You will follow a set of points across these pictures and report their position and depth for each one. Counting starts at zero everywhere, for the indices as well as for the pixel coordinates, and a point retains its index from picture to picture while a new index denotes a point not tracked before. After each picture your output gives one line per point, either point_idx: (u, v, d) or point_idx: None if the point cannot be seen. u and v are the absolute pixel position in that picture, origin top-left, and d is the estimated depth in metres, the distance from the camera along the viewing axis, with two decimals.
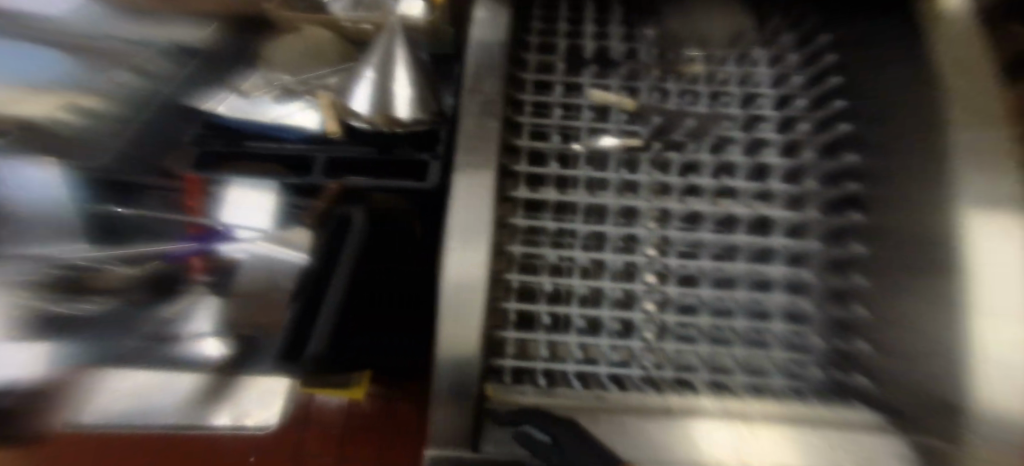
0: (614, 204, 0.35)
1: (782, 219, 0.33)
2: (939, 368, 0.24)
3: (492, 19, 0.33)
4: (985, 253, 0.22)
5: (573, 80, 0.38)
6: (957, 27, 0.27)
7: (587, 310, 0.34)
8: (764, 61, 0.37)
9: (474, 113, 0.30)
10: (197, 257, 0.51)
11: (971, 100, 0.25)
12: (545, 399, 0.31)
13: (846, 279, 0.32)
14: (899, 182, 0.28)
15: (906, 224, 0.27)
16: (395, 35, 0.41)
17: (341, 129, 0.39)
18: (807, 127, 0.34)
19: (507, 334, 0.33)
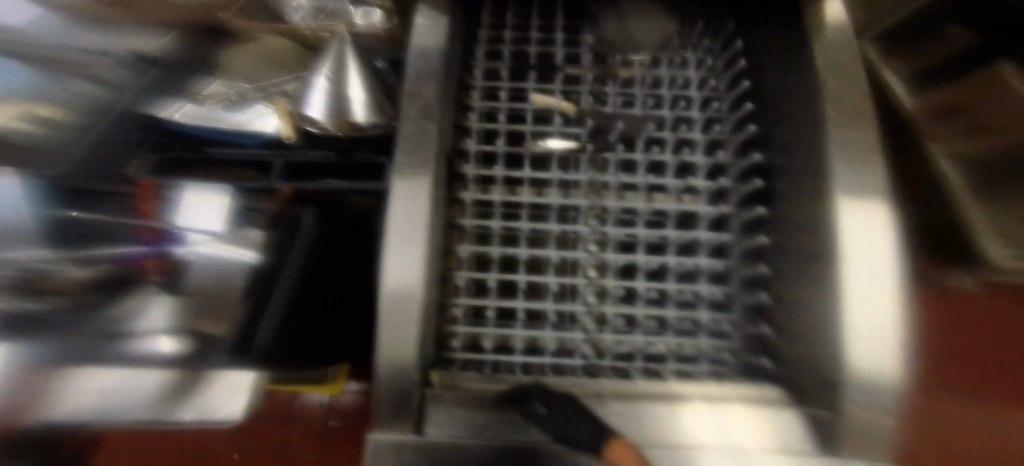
0: (556, 204, 0.37)
1: (706, 214, 0.36)
2: (822, 333, 0.29)
3: (431, 28, 0.35)
4: (851, 240, 0.27)
5: (519, 85, 0.40)
6: (837, 41, 0.32)
7: (532, 304, 0.36)
8: (693, 67, 0.40)
9: (412, 118, 0.32)
10: (150, 259, 0.48)
11: (844, 105, 0.30)
12: (488, 386, 0.33)
13: (757, 267, 0.35)
14: (797, 177, 0.32)
15: (797, 215, 0.32)
16: (344, 43, 0.43)
17: (297, 134, 0.40)
18: (726, 128, 0.38)
19: (457, 327, 0.35)
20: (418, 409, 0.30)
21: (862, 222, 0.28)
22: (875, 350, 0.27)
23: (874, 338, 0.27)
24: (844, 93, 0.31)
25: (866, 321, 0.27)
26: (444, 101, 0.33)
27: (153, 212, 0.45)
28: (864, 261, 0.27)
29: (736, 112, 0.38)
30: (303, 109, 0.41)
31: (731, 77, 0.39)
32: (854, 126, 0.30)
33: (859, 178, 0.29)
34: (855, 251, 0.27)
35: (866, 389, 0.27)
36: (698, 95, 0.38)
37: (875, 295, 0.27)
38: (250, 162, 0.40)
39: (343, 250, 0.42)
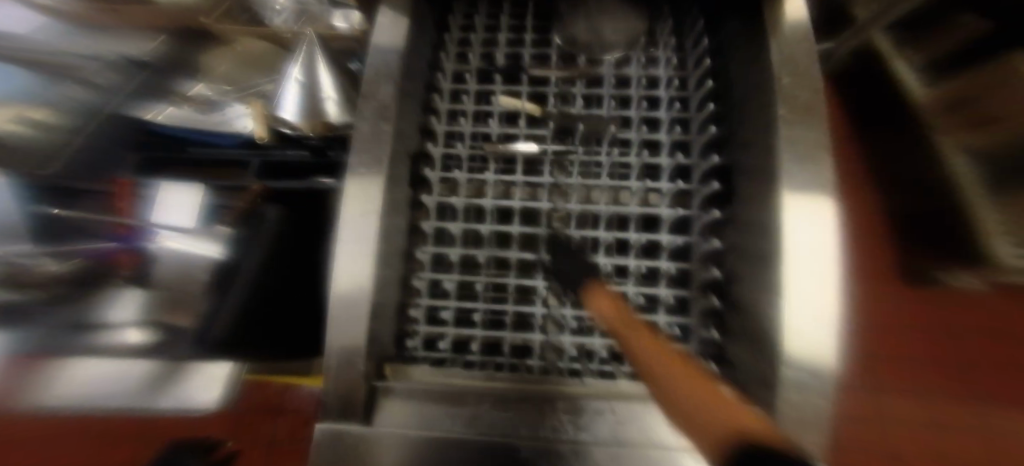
0: (518, 206, 0.37)
1: (667, 216, 0.36)
2: (761, 321, 0.30)
3: (391, 29, 0.35)
4: (795, 234, 0.29)
5: (484, 89, 0.39)
6: (794, 39, 0.33)
7: (491, 305, 0.36)
8: (663, 65, 0.39)
9: (367, 121, 0.33)
10: (125, 253, 0.49)
11: (796, 102, 0.32)
12: (443, 381, 0.34)
13: (715, 271, 0.35)
14: (754, 176, 0.33)
15: (750, 212, 0.33)
16: (313, 45, 0.43)
17: (270, 134, 0.41)
18: (697, 127, 0.37)
19: (418, 327, 0.36)
20: (368, 398, 0.32)
21: (806, 216, 0.29)
22: (813, 338, 0.28)
23: (812, 327, 0.28)
24: (796, 89, 0.32)
25: (806, 310, 0.28)
26: (401, 103, 0.34)
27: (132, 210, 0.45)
28: (805, 253, 0.29)
29: (701, 113, 0.37)
30: (275, 111, 0.41)
31: (701, 73, 0.39)
32: (806, 123, 0.31)
33: (802, 181, 0.30)
34: (798, 245, 0.29)
35: (801, 376, 0.28)
36: (665, 95, 0.38)
37: (815, 286, 0.28)
38: (227, 160, 0.41)
39: (295, 252, 0.40)
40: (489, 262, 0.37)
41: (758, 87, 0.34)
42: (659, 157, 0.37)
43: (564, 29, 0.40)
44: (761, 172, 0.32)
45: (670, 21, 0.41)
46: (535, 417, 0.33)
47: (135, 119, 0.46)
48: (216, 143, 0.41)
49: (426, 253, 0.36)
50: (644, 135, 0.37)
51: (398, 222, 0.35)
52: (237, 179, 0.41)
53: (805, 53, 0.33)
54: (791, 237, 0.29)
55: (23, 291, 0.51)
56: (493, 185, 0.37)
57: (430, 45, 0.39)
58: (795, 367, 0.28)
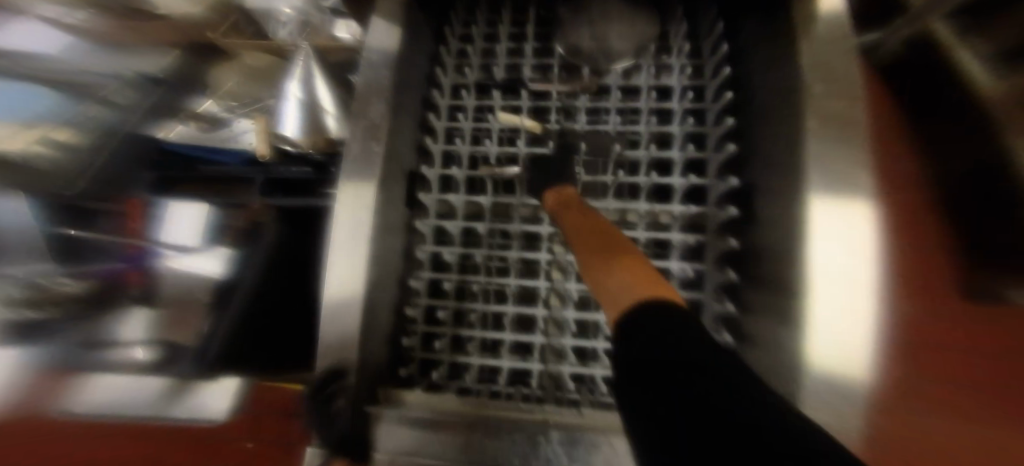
0: (518, 229, 0.35)
1: (677, 243, 0.33)
2: (779, 354, 0.27)
3: (381, 41, 0.33)
4: (821, 247, 0.26)
5: (483, 103, 0.38)
6: (827, 39, 0.29)
7: (487, 334, 0.35)
8: (676, 73, 0.36)
9: (358, 141, 0.31)
10: (133, 270, 0.49)
11: (829, 113, 0.28)
12: (439, 408, 0.34)
13: (729, 305, 0.32)
14: (773, 201, 0.30)
15: (767, 240, 0.30)
16: (308, 54, 0.41)
17: (273, 152, 0.40)
18: (715, 143, 0.34)
19: (414, 353, 0.36)
20: (360, 422, 0.33)
21: (836, 223, 0.26)
22: (838, 364, 0.26)
23: (837, 351, 0.26)
24: (827, 99, 0.28)
25: (829, 331, 0.26)
26: (395, 122, 0.32)
27: (139, 228, 0.48)
28: (834, 267, 0.26)
29: (718, 128, 0.34)
30: (277, 127, 0.40)
31: (719, 83, 0.35)
32: (841, 136, 0.28)
33: (829, 197, 0.27)
34: (824, 258, 0.26)
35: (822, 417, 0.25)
36: (677, 108, 0.35)
37: (842, 304, 0.26)
38: (232, 179, 0.41)
39: (292, 267, 0.41)
40: (482, 287, 0.35)
41: (779, 102, 0.30)
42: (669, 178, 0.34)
43: (566, 38, 0.38)
44: (780, 200, 0.29)
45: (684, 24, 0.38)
46: (527, 447, 0.32)
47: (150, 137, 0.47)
48: (222, 162, 0.41)
49: (421, 279, 0.36)
50: (654, 153, 0.34)
51: (392, 247, 0.34)
52: (241, 198, 0.41)
53: (840, 56, 0.29)
54: (816, 249, 0.26)
55: (33, 308, 0.49)
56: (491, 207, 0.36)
57: (427, 58, 0.38)
58: (816, 400, 0.25)
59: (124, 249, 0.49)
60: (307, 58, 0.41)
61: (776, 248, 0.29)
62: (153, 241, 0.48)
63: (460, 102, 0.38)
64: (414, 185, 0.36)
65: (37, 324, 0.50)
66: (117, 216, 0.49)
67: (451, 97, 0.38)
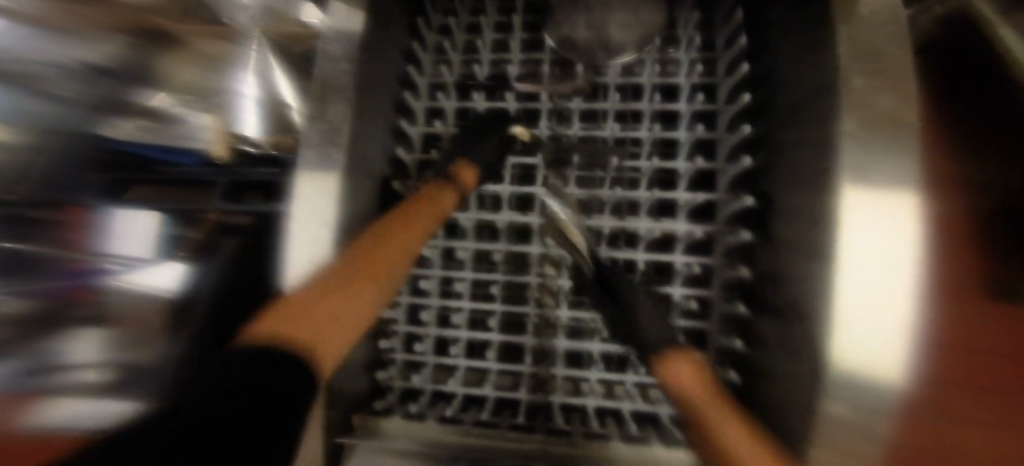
0: (504, 250, 0.32)
1: (681, 268, 0.31)
2: (795, 400, 0.24)
3: (340, 29, 0.29)
4: (858, 256, 0.21)
5: (466, 105, 0.34)
6: (872, 20, 0.23)
7: (471, 361, 0.33)
8: (685, 70, 0.31)
9: (315, 146, 0.27)
10: (78, 289, 0.37)
11: (874, 112, 0.22)
12: (417, 439, 0.31)
13: (738, 341, 0.30)
14: (784, 225, 0.27)
15: (778, 272, 0.27)
16: (257, 38, 0.37)
17: (231, 153, 0.37)
18: (726, 153, 0.31)
19: (392, 382, 0.34)
20: (331, 455, 0.31)
21: (879, 225, 0.21)
22: (873, 397, 0.21)
23: (875, 379, 0.21)
24: (875, 93, 0.22)
25: (866, 357, 0.21)
26: (359, 127, 0.29)
27: (80, 240, 0.37)
28: (874, 278, 0.21)
29: (734, 134, 0.30)
30: (235, 126, 0.37)
31: (737, 82, 0.31)
32: (886, 143, 0.22)
33: (869, 191, 0.22)
34: (858, 267, 0.21)
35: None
36: (686, 110, 0.31)
37: (883, 324, 0.21)
38: (193, 181, 0.38)
39: (254, 278, 0.35)
40: (466, 313, 0.33)
41: (798, 106, 0.26)
42: (673, 193, 0.31)
43: (559, 29, 0.34)
44: (798, 225, 0.25)
45: (696, 12, 0.33)
46: None
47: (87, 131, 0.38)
48: (182, 163, 0.37)
49: (400, 305, 0.34)
50: (656, 165, 0.31)
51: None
52: (201, 202, 0.37)
53: (890, 41, 0.23)
54: (854, 259, 0.21)
55: None
56: (474, 226, 0.33)
57: (402, 52, 0.33)
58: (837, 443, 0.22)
59: (58, 264, 0.37)
60: (262, 49, 0.37)
61: (789, 279, 0.25)
62: (98, 256, 0.37)
63: (439, 105, 0.34)
64: (389, 200, 0.33)
65: (25, 336, 0.37)
66: (34, 223, 0.38)
67: (428, 100, 0.35)
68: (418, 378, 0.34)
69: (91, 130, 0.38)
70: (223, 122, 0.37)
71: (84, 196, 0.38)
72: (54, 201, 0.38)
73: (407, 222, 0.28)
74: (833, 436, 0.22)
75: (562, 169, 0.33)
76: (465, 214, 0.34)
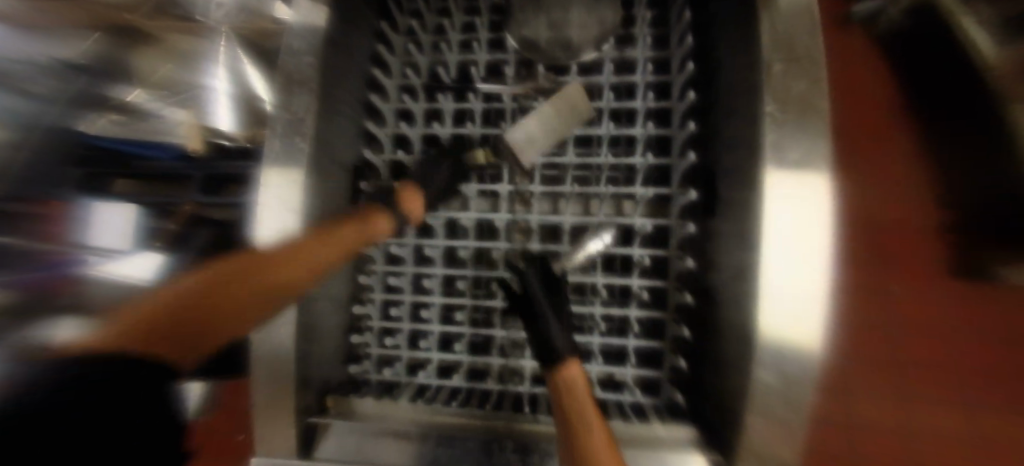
0: (473, 246, 0.34)
1: (637, 260, 0.33)
2: (740, 377, 0.26)
3: (304, 25, 0.30)
4: (781, 241, 0.24)
5: (433, 106, 0.36)
6: (791, 13, 0.26)
7: (444, 354, 0.34)
8: (640, 70, 0.33)
9: (279, 137, 0.29)
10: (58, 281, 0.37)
11: (790, 95, 0.25)
12: (396, 420, 0.33)
13: (685, 329, 0.33)
14: (727, 216, 0.29)
15: (727, 262, 0.28)
16: (224, 34, 0.40)
17: (204, 146, 0.39)
18: (680, 149, 0.32)
19: (368, 375, 0.35)
20: (304, 435, 0.32)
21: (801, 213, 0.24)
22: (795, 360, 0.25)
23: (797, 344, 0.25)
24: (792, 78, 0.25)
25: (791, 328, 0.25)
26: (326, 121, 0.30)
27: (58, 234, 0.38)
28: (796, 259, 0.24)
29: (683, 130, 0.31)
30: (209, 122, 0.40)
31: (685, 80, 0.32)
32: (803, 121, 0.25)
33: (794, 175, 0.25)
34: (782, 251, 0.24)
35: (764, 423, 0.26)
36: (642, 108, 0.32)
37: (805, 298, 0.24)
38: (167, 175, 0.39)
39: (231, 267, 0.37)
40: (437, 308, 0.34)
41: (739, 103, 0.28)
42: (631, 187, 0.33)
43: (519, 27, 0.34)
44: (744, 219, 0.26)
45: (651, 11, 0.34)
46: (480, 453, 0.32)
47: (63, 127, 0.39)
48: (156, 155, 0.39)
49: (374, 301, 0.36)
50: (613, 161, 0.32)
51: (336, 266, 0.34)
52: (178, 194, 0.39)
53: (807, 32, 0.26)
54: (775, 245, 0.24)
55: None
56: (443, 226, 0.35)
57: (369, 56, 0.35)
58: (766, 405, 0.26)
59: (40, 257, 0.38)
60: (231, 45, 0.40)
61: (735, 266, 0.27)
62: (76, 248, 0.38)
63: (406, 106, 0.35)
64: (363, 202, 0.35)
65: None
66: (9, 217, 0.38)
67: (397, 102, 0.36)
68: (391, 372, 0.35)
69: (69, 127, 0.39)
70: (196, 117, 0.40)
71: (61, 191, 0.38)
72: (30, 195, 0.38)
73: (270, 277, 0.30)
74: (764, 400, 0.26)
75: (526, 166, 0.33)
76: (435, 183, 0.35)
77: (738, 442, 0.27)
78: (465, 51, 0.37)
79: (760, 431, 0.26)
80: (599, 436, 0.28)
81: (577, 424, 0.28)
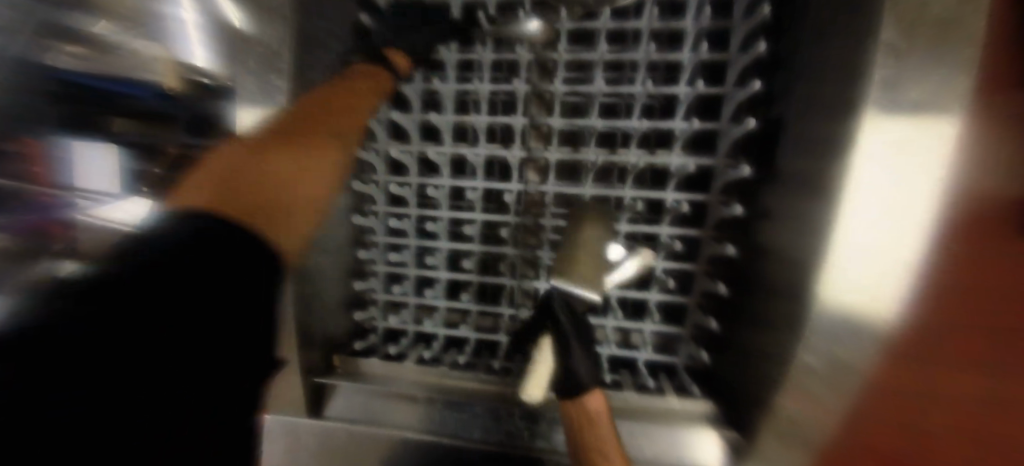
0: (480, 220, 0.31)
1: (664, 243, 0.30)
2: (782, 347, 0.25)
3: None
4: (866, 204, 0.22)
5: (437, 56, 0.31)
6: None
7: (449, 329, 0.33)
8: (691, 13, 0.26)
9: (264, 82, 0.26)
10: (51, 225, 0.34)
11: (916, 29, 0.20)
12: (403, 385, 0.33)
13: (711, 319, 0.30)
14: (801, 190, 0.25)
15: (781, 234, 0.26)
16: None
17: (180, 85, 0.34)
18: (729, 113, 0.27)
19: (373, 341, 0.35)
20: (314, 395, 0.32)
21: (894, 169, 0.21)
22: (850, 339, 0.23)
23: (855, 317, 0.23)
24: (908, 20, 0.20)
25: (855, 300, 0.23)
26: (302, 56, 0.29)
27: (43, 176, 0.34)
28: (874, 219, 0.22)
29: (741, 91, 0.26)
30: (182, 56, 0.34)
31: (751, 28, 0.26)
32: (922, 69, 0.20)
33: (897, 128, 0.21)
34: (865, 215, 0.22)
35: (800, 407, 0.25)
36: (689, 63, 0.27)
37: (879, 265, 0.22)
38: (147, 114, 0.35)
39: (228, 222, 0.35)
40: (443, 284, 0.32)
41: (830, 59, 0.23)
42: (665, 157, 0.28)
43: None
44: (820, 191, 0.23)
45: None
46: (488, 419, 0.31)
47: (20, 58, 0.34)
48: (133, 95, 0.34)
49: (377, 272, 0.33)
50: (648, 125, 0.28)
51: (328, 232, 0.32)
52: (161, 135, 0.35)
53: None
54: (861, 203, 0.22)
55: None
56: (446, 197, 0.31)
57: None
58: (806, 385, 0.24)
59: (13, 200, 0.34)
60: None
61: (798, 241, 0.24)
62: (64, 191, 0.35)
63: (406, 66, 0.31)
64: (360, 170, 0.33)
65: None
66: None
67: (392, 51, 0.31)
68: (395, 351, 0.34)
69: (24, 54, 0.34)
70: (168, 51, 0.34)
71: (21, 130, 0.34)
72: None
73: (334, 112, 0.28)
74: (805, 381, 0.24)
75: (541, 128, 0.29)
76: (437, 149, 0.31)
77: (764, 422, 0.26)
78: None
79: (792, 408, 0.25)
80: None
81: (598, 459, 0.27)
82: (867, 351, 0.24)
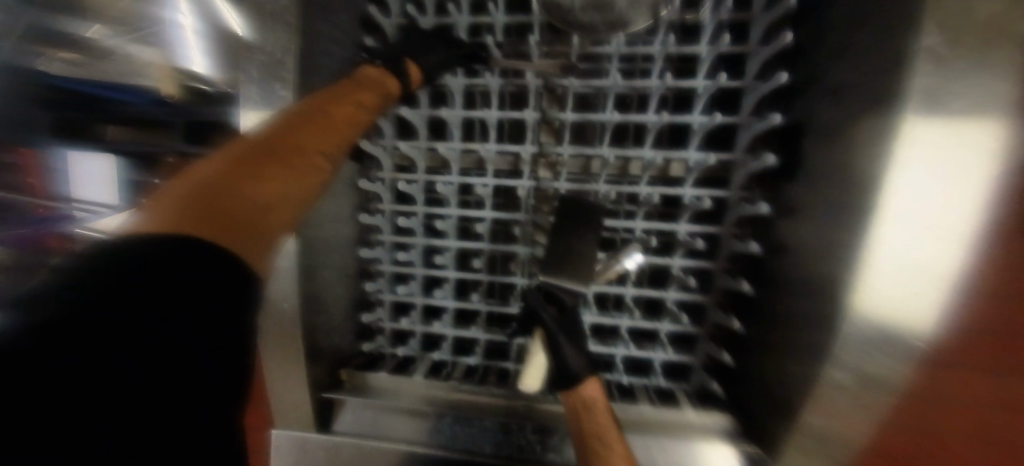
0: (488, 250, 0.30)
1: (676, 274, 0.29)
2: (810, 369, 0.24)
3: None
4: (901, 231, 0.21)
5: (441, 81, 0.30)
6: None
7: (458, 358, 0.32)
8: (706, 39, 0.25)
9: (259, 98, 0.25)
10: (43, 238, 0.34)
11: (945, 63, 0.19)
12: (413, 403, 0.32)
13: (727, 356, 0.29)
14: (820, 226, 0.24)
15: (799, 264, 0.26)
16: None
17: (178, 92, 0.33)
18: (746, 142, 0.26)
19: (380, 366, 0.34)
20: (319, 411, 0.31)
21: (927, 182, 0.20)
22: (882, 362, 0.23)
23: (891, 340, 0.22)
24: (935, 55, 0.19)
25: (889, 323, 0.22)
26: (305, 75, 0.28)
27: (43, 187, 0.34)
28: (912, 245, 0.21)
29: (759, 122, 0.25)
30: (178, 62, 0.32)
31: (769, 55, 0.25)
32: (954, 101, 0.20)
33: (932, 150, 0.20)
34: (899, 244, 0.21)
35: (829, 424, 0.24)
36: (704, 89, 0.26)
37: (914, 287, 0.21)
38: (146, 121, 0.34)
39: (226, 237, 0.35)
40: (451, 313, 0.32)
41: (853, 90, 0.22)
42: (678, 188, 0.28)
43: None
44: (845, 222, 0.22)
45: None
46: (500, 434, 0.31)
47: (23, 65, 0.34)
48: (127, 102, 0.33)
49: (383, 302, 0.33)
50: (662, 155, 0.27)
51: (332, 258, 0.31)
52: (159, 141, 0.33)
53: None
54: (897, 228, 0.21)
55: None
56: (453, 229, 0.30)
57: (356, 19, 0.31)
58: (826, 409, 0.24)
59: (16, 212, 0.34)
60: None
61: (816, 270, 0.24)
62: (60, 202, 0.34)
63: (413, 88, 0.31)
64: (366, 200, 0.33)
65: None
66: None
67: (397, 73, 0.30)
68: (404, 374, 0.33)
69: (25, 62, 0.33)
70: (164, 55, 0.33)
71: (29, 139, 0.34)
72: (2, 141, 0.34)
73: (335, 123, 0.28)
74: (832, 398, 0.24)
75: (550, 156, 0.28)
76: (444, 180, 0.30)
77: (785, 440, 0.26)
78: (484, 13, 0.31)
79: (819, 425, 0.24)
80: (618, 457, 0.27)
81: (596, 445, 0.27)
82: (897, 374, 0.23)
